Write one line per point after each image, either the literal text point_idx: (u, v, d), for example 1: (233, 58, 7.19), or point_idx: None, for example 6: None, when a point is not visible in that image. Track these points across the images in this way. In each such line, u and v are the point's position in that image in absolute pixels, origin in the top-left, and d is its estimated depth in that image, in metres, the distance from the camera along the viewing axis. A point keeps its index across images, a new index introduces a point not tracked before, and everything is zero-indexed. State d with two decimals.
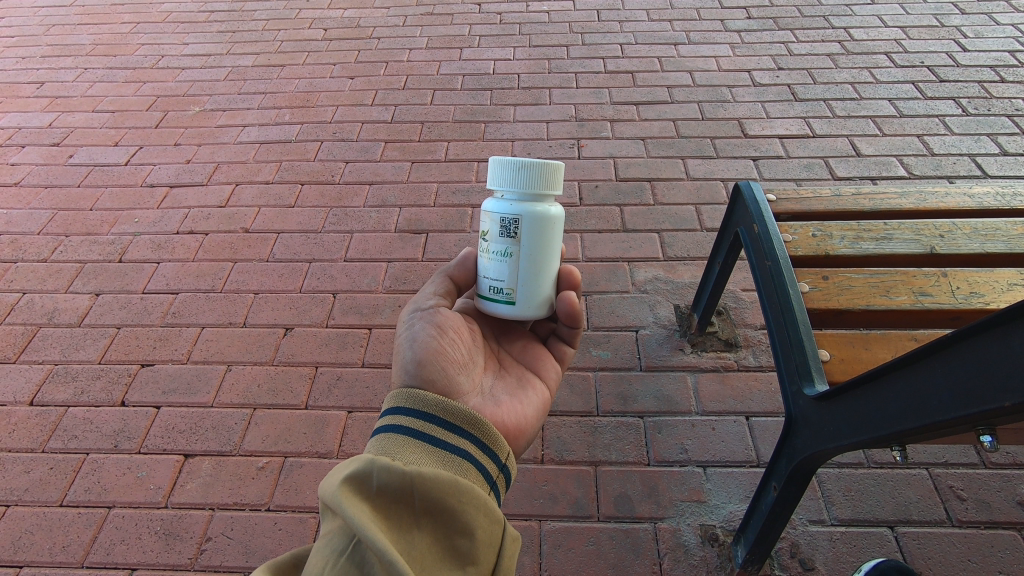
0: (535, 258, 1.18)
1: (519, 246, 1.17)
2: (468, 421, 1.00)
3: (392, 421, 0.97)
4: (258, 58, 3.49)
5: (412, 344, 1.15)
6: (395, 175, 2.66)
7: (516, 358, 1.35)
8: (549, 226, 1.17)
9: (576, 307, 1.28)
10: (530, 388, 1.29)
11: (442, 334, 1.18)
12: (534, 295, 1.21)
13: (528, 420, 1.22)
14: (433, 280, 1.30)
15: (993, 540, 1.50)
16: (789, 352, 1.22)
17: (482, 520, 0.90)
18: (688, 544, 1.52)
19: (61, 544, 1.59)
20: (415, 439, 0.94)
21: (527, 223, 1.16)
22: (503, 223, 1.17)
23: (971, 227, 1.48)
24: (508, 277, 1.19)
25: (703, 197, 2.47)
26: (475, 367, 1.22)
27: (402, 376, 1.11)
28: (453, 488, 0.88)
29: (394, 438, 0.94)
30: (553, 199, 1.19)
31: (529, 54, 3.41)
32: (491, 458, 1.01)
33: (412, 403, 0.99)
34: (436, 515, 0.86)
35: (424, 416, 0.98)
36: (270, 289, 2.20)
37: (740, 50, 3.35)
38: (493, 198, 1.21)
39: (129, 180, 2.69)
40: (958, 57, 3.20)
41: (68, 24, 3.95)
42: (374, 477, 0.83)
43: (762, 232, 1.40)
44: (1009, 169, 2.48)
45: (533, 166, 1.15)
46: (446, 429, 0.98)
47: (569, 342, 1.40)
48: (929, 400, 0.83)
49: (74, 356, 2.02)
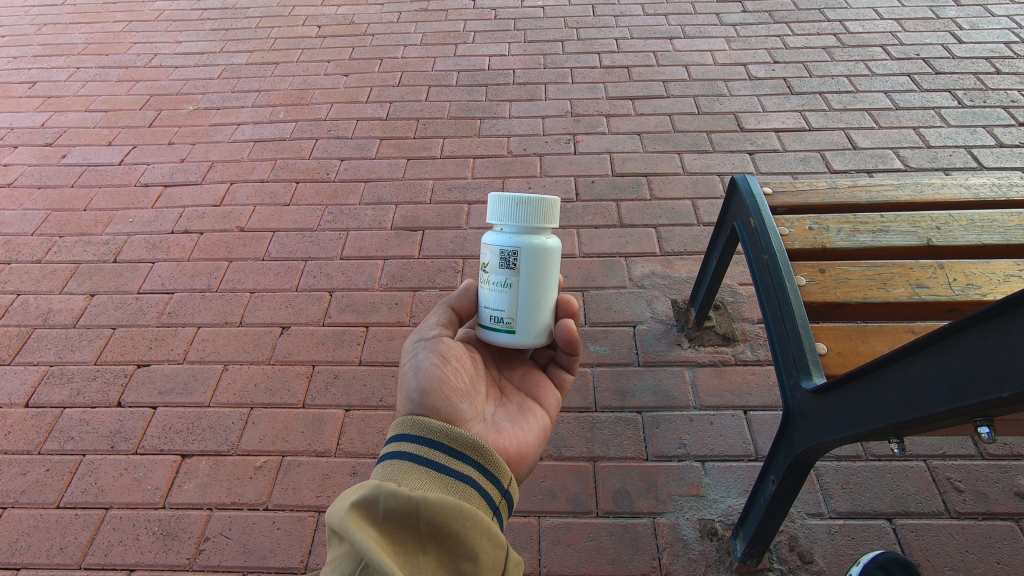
0: (535, 289, 1.18)
1: (518, 277, 1.16)
2: (472, 447, 0.99)
3: (397, 447, 0.97)
4: (252, 56, 3.47)
5: (416, 372, 1.15)
6: (391, 171, 2.65)
7: (517, 385, 1.34)
8: (548, 257, 1.17)
9: (574, 336, 1.27)
10: (531, 414, 1.28)
11: (446, 363, 1.17)
12: (533, 326, 1.20)
13: (529, 447, 1.21)
14: (435, 309, 1.28)
15: (992, 531, 1.50)
16: (787, 347, 1.22)
17: (487, 544, 0.89)
18: (688, 539, 1.52)
19: (58, 545, 1.58)
20: (419, 466, 0.94)
21: (526, 255, 1.16)
22: (502, 256, 1.16)
23: (968, 219, 1.48)
24: (508, 306, 1.18)
25: (700, 192, 2.47)
26: (477, 394, 1.21)
27: (407, 405, 1.11)
28: (458, 513, 0.88)
29: (400, 464, 0.94)
30: (552, 232, 1.19)
31: (524, 49, 3.40)
32: (495, 484, 1.00)
33: (419, 430, 0.99)
34: (440, 539, 0.86)
35: (428, 442, 0.97)
36: (266, 288, 2.19)
37: (736, 44, 3.34)
38: (492, 231, 1.20)
39: (123, 180, 2.68)
40: (954, 48, 3.19)
41: (60, 23, 3.93)
42: (380, 502, 0.83)
43: (759, 226, 1.40)
44: (1005, 161, 2.48)
45: (532, 201, 1.15)
46: (450, 456, 0.97)
47: (569, 369, 1.39)
48: (926, 392, 0.83)
49: (69, 357, 2.01)
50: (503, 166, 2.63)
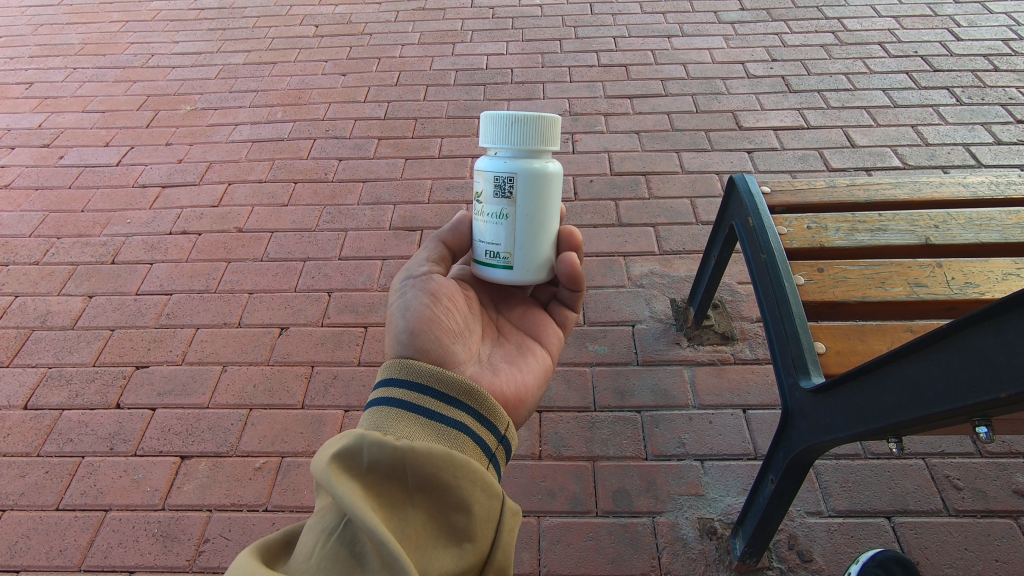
0: (532, 220, 1.17)
1: (514, 207, 1.16)
2: (463, 393, 0.99)
3: (385, 393, 0.97)
4: (249, 56, 3.47)
5: (405, 312, 1.14)
6: (389, 171, 2.64)
7: (516, 324, 1.34)
8: (544, 184, 1.16)
9: (577, 270, 1.27)
10: (530, 355, 1.29)
11: (437, 302, 1.17)
12: (532, 258, 1.20)
13: (529, 387, 1.22)
14: (427, 247, 1.28)
15: (990, 529, 1.50)
16: (785, 347, 1.22)
17: (479, 494, 0.89)
18: (687, 537, 1.52)
19: (58, 547, 1.58)
20: (408, 411, 0.93)
21: (520, 182, 1.15)
22: (497, 183, 1.15)
23: (966, 217, 1.48)
24: (504, 240, 1.18)
25: (698, 190, 2.47)
26: (472, 335, 1.21)
27: (395, 346, 1.11)
28: (448, 462, 0.87)
29: (389, 410, 0.93)
30: (546, 155, 1.18)
31: (522, 48, 3.40)
32: (489, 430, 1.00)
33: (407, 374, 0.98)
34: (429, 490, 0.86)
35: (417, 388, 0.97)
36: (265, 289, 2.19)
37: (734, 42, 3.34)
38: (485, 158, 1.19)
39: (121, 181, 2.67)
40: (952, 46, 3.19)
41: (57, 23, 3.92)
42: (364, 453, 0.83)
43: (757, 225, 1.40)
44: (1003, 158, 2.48)
45: (524, 123, 1.14)
46: (440, 401, 0.96)
47: (570, 308, 1.40)
48: (925, 392, 0.83)
49: (68, 359, 2.01)
50: None
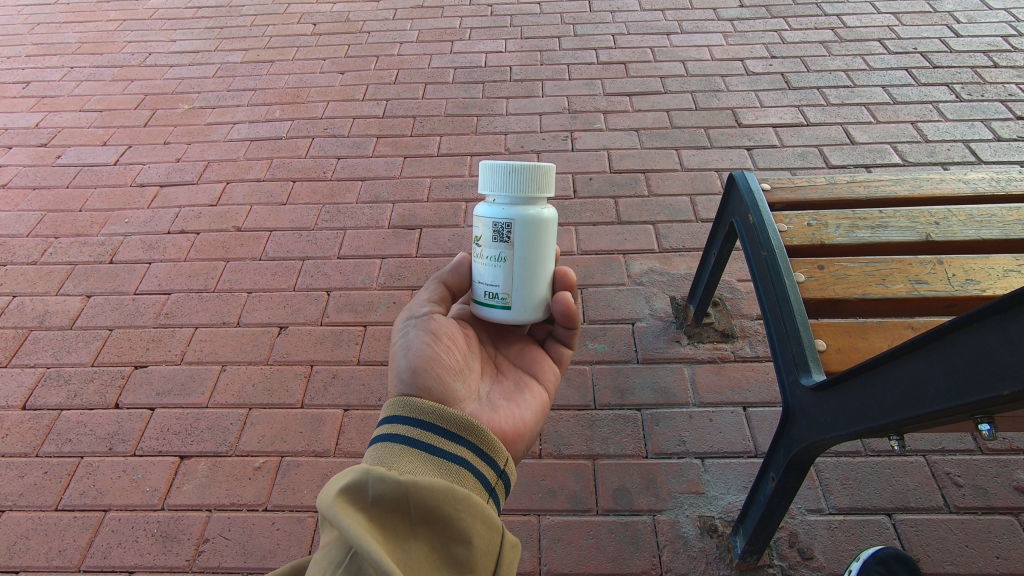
0: (530, 262, 1.17)
1: (512, 250, 1.16)
2: (465, 428, 0.99)
3: (388, 430, 0.97)
4: (247, 54, 3.45)
5: (407, 352, 1.14)
6: (388, 170, 2.63)
7: (514, 361, 1.33)
8: (542, 228, 1.17)
9: (572, 309, 1.26)
10: (528, 391, 1.28)
11: (437, 342, 1.17)
12: (529, 299, 1.20)
13: (526, 425, 1.20)
14: (427, 287, 1.28)
15: (991, 526, 1.50)
16: (785, 344, 1.22)
17: (480, 527, 0.89)
18: (688, 536, 1.52)
19: (57, 548, 1.58)
20: (411, 447, 0.94)
21: (519, 227, 1.15)
22: (496, 227, 1.15)
23: (966, 214, 1.47)
24: (503, 281, 1.18)
25: (697, 188, 2.46)
26: (470, 373, 1.20)
27: (398, 384, 1.11)
28: (450, 495, 0.87)
29: (392, 446, 0.94)
30: (545, 200, 1.18)
31: (521, 46, 3.39)
32: (489, 464, 1.00)
33: (410, 411, 0.99)
34: (432, 523, 0.85)
35: (419, 424, 0.97)
36: (264, 288, 2.18)
37: (733, 39, 3.33)
38: (484, 202, 1.19)
39: (118, 180, 2.66)
40: (951, 42, 3.19)
41: (54, 22, 3.90)
42: (369, 488, 0.83)
43: (757, 222, 1.39)
44: (1003, 155, 2.48)
45: (523, 169, 1.14)
46: (442, 436, 0.97)
47: (567, 344, 1.38)
48: (927, 389, 0.83)
49: (66, 359, 2.00)
50: None
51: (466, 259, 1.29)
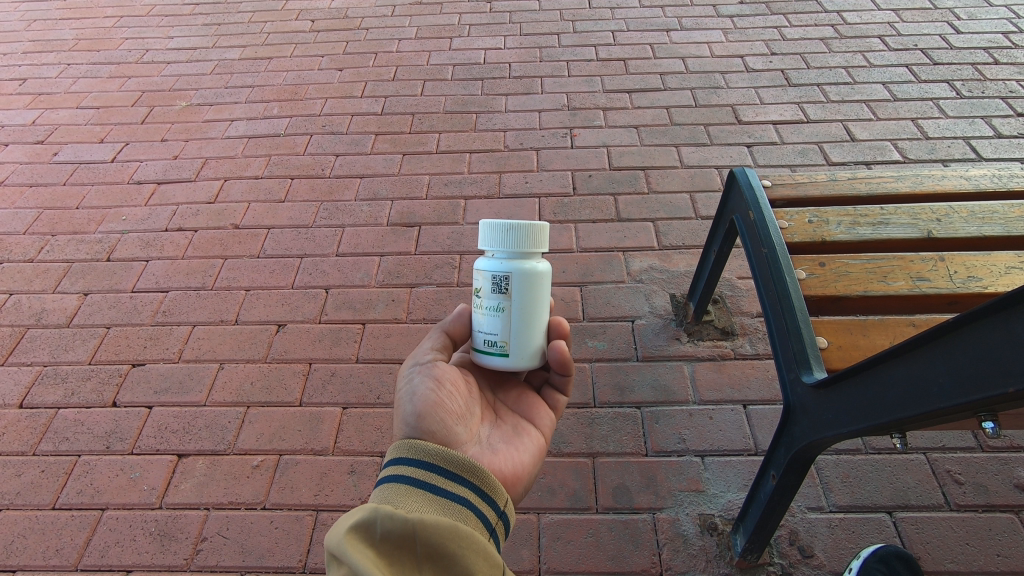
0: (528, 313, 1.17)
1: (510, 301, 1.16)
2: (468, 469, 0.99)
3: (393, 471, 0.97)
4: (245, 51, 3.44)
5: (411, 397, 1.14)
6: (387, 167, 2.62)
7: (513, 407, 1.32)
8: (540, 281, 1.17)
9: (567, 357, 1.25)
10: (527, 436, 1.26)
11: (441, 387, 1.17)
12: (527, 348, 1.19)
13: (525, 470, 1.18)
14: (430, 333, 1.28)
15: (991, 523, 1.50)
16: (786, 342, 1.21)
17: (484, 566, 0.87)
18: (688, 534, 1.52)
19: (54, 547, 1.57)
20: (416, 489, 0.93)
21: (517, 279, 1.15)
22: (494, 279, 1.15)
23: (968, 210, 1.47)
24: (501, 331, 1.17)
25: (697, 185, 2.45)
26: (471, 418, 1.19)
27: (403, 428, 1.11)
28: (455, 533, 0.86)
29: (397, 488, 0.93)
30: (543, 255, 1.19)
31: (520, 42, 3.37)
32: (491, 505, 0.99)
33: (415, 453, 0.99)
34: (437, 562, 0.84)
35: (424, 465, 0.97)
36: (262, 286, 2.17)
37: (733, 36, 3.32)
38: (483, 255, 1.19)
39: (116, 177, 2.65)
40: (952, 39, 3.18)
41: (51, 19, 3.88)
42: (378, 525, 0.83)
43: (758, 219, 1.38)
44: (1004, 152, 2.47)
45: (523, 225, 1.15)
46: (446, 477, 0.96)
47: (563, 390, 1.36)
48: (930, 387, 0.82)
49: (63, 357, 1.99)
50: (500, 161, 2.62)
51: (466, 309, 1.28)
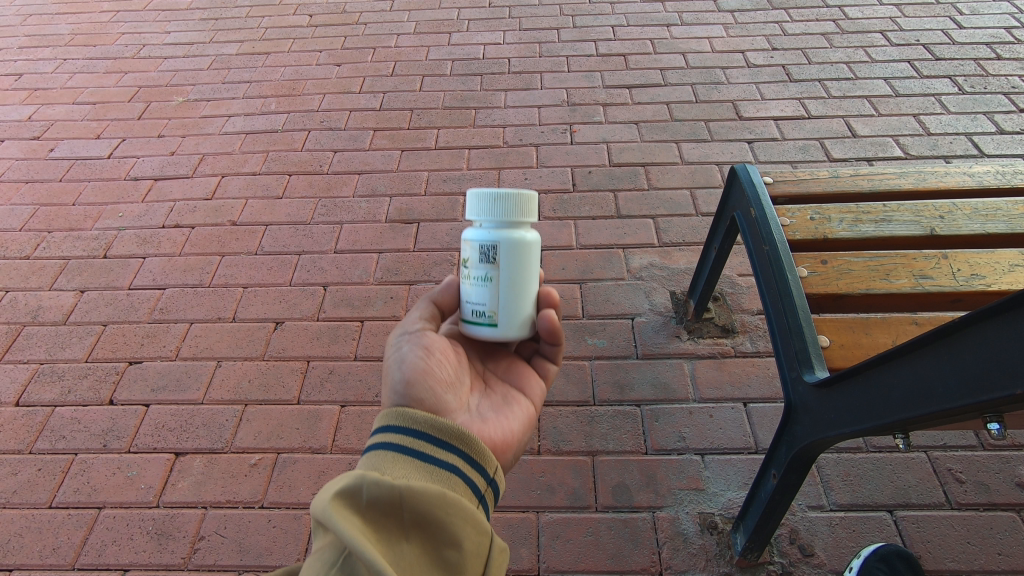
0: (517, 283, 1.15)
1: (498, 271, 1.14)
2: (457, 435, 0.96)
3: (381, 436, 0.95)
4: (242, 46, 3.41)
5: (400, 364, 1.12)
6: (385, 163, 2.60)
7: (502, 377, 1.31)
8: (527, 251, 1.15)
9: (557, 326, 1.24)
10: (516, 404, 1.25)
11: (430, 355, 1.15)
12: (516, 317, 1.17)
13: (515, 436, 1.19)
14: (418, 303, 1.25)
15: (992, 522, 1.49)
16: (788, 340, 1.20)
17: (470, 532, 0.88)
18: (688, 532, 1.51)
19: (51, 545, 1.56)
20: (405, 456, 0.92)
21: (504, 249, 1.13)
22: (482, 249, 1.14)
23: (972, 207, 1.46)
24: (489, 300, 1.15)
25: (698, 181, 2.44)
26: (461, 385, 1.18)
27: (391, 397, 1.09)
28: (442, 501, 0.86)
29: (386, 453, 0.92)
30: (530, 225, 1.17)
31: (519, 37, 3.35)
32: (480, 471, 0.97)
33: (404, 419, 0.96)
34: (424, 527, 0.84)
35: (412, 431, 0.95)
36: (260, 283, 2.16)
37: (734, 31, 3.30)
38: (471, 227, 1.18)
39: (112, 174, 2.63)
40: (954, 34, 3.16)
41: (46, 13, 3.85)
42: (364, 491, 0.81)
43: (759, 216, 1.37)
44: (1006, 148, 2.46)
45: (509, 196, 1.13)
46: (436, 445, 0.95)
47: (552, 359, 1.36)
48: (935, 387, 0.81)
49: (60, 354, 1.98)
50: (499, 157, 2.60)
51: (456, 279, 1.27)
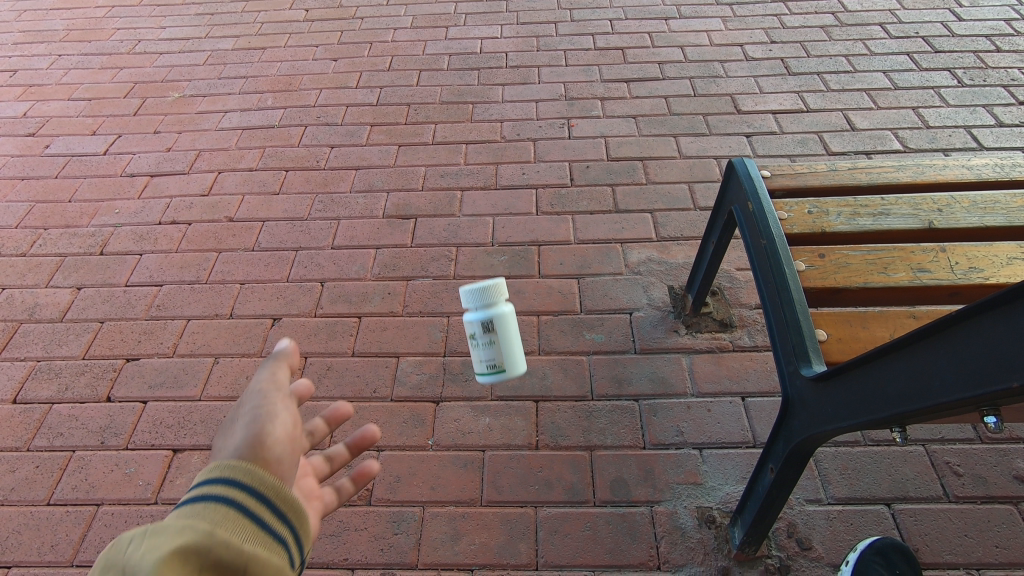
0: (512, 338, 1.37)
1: (498, 334, 1.35)
2: (294, 508, 0.95)
3: (218, 491, 0.89)
4: (238, 41, 3.39)
5: (251, 428, 1.05)
6: (382, 158, 2.59)
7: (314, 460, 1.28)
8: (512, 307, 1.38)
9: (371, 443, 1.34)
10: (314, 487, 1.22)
11: (286, 425, 1.10)
12: (517, 361, 1.38)
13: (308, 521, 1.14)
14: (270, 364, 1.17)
15: (990, 515, 1.49)
16: (785, 334, 1.20)
17: None
18: (685, 526, 1.51)
19: (50, 542, 1.56)
20: (243, 516, 0.87)
21: (497, 311, 1.35)
22: (481, 325, 1.34)
23: (970, 200, 1.45)
24: (496, 354, 1.36)
25: (696, 175, 2.43)
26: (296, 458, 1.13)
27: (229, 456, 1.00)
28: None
29: (217, 512, 0.86)
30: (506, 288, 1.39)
31: (516, 31, 3.33)
32: (301, 551, 0.94)
33: (251, 479, 0.93)
34: None
35: (256, 494, 0.91)
36: (257, 279, 2.15)
37: (732, 24, 3.28)
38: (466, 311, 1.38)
39: (108, 170, 2.62)
40: (953, 26, 3.14)
41: (41, 9, 3.82)
42: (204, 551, 0.78)
43: (757, 209, 1.36)
44: (1005, 141, 2.45)
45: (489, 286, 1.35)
46: (273, 514, 0.91)
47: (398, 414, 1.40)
48: (931, 380, 0.81)
49: (57, 351, 1.98)
50: (497, 152, 2.59)
51: (300, 369, 1.22)
